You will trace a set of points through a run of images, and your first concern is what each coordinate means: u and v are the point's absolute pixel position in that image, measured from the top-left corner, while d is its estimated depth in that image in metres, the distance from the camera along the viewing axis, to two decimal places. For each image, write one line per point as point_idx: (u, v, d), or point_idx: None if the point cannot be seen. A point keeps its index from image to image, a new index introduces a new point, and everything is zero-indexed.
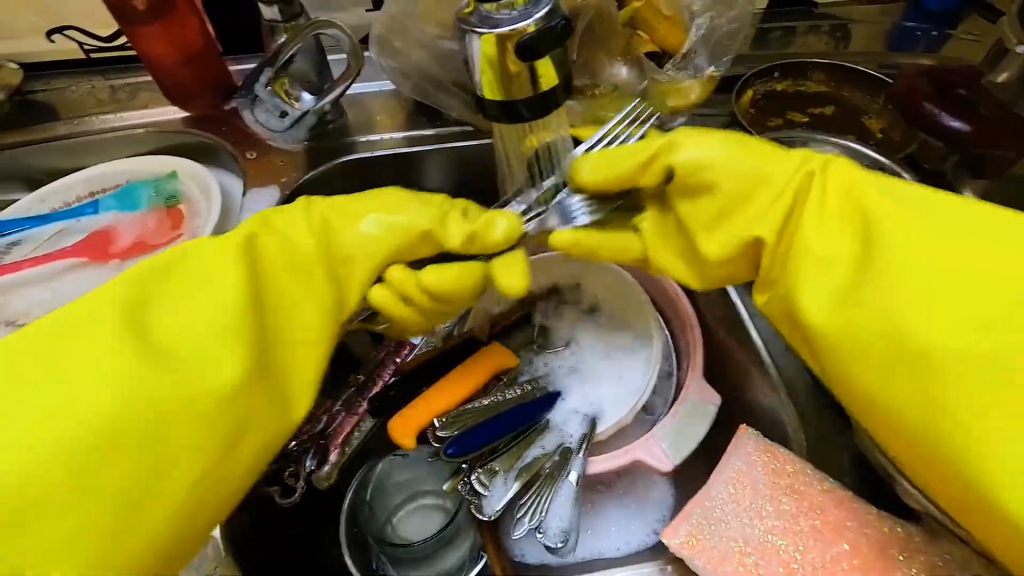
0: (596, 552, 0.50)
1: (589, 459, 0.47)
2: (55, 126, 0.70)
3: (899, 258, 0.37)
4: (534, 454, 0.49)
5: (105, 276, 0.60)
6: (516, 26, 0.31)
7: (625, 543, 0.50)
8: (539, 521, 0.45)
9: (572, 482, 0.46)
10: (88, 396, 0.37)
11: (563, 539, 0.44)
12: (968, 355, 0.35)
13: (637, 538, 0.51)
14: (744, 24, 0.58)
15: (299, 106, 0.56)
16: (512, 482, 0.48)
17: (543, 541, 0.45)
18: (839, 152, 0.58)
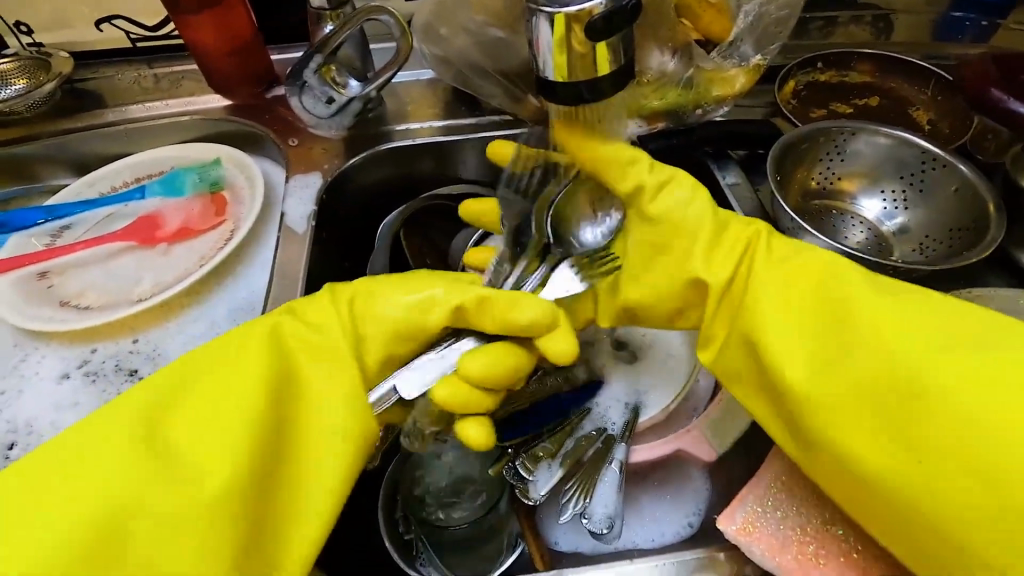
0: (630, 543, 0.50)
1: (632, 448, 0.47)
2: (104, 113, 0.71)
3: (851, 311, 0.35)
4: (576, 440, 0.49)
5: (152, 260, 0.62)
6: (585, 6, 0.31)
7: (659, 534, 0.51)
8: (583, 507, 0.45)
9: (616, 469, 0.46)
10: (201, 420, 0.36)
11: (608, 526, 0.43)
12: (936, 411, 0.33)
13: (673, 530, 0.51)
14: (794, 12, 0.57)
15: (346, 92, 0.56)
16: (556, 468, 0.47)
17: (588, 526, 0.44)
18: (890, 141, 0.55)
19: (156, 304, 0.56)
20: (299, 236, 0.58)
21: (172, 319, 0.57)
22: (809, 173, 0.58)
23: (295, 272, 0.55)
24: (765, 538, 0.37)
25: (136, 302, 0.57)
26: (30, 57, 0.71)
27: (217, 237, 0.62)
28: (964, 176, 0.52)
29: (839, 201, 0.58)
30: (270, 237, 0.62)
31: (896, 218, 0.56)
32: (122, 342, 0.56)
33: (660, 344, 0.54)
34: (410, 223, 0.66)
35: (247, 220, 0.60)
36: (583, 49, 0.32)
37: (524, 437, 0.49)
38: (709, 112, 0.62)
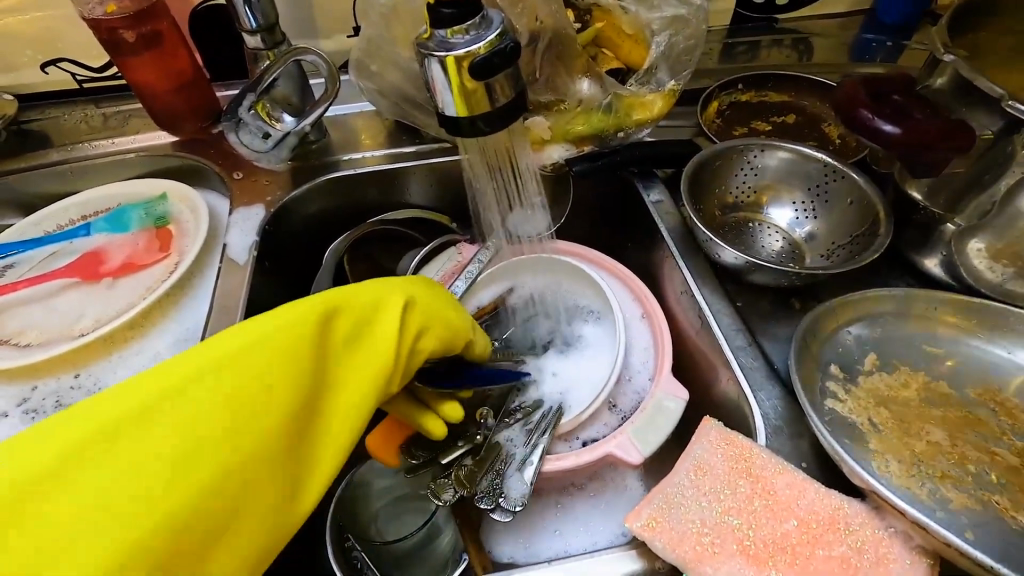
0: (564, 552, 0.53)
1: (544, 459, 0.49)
2: (49, 153, 0.72)
3: None
4: (505, 438, 0.51)
5: (95, 295, 0.62)
6: (470, 49, 0.33)
7: (591, 543, 0.53)
8: (499, 488, 0.48)
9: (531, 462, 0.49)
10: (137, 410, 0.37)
11: (523, 503, 0.47)
12: None
13: (605, 539, 0.53)
14: (701, 42, 0.62)
15: (281, 127, 0.59)
16: (517, 471, 0.48)
17: (505, 507, 0.47)
18: (789, 157, 0.60)
19: (98, 337, 0.56)
20: (240, 266, 0.59)
21: (115, 352, 0.58)
22: (726, 188, 0.62)
23: (235, 302, 0.56)
24: (666, 532, 0.37)
25: (77, 337, 0.57)
26: None
27: (161, 270, 0.63)
28: (859, 186, 0.56)
29: (754, 212, 0.62)
30: (213, 268, 0.64)
31: (805, 226, 0.60)
32: (64, 378, 0.56)
33: (584, 349, 0.59)
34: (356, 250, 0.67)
35: (190, 253, 0.61)
36: (473, 86, 0.35)
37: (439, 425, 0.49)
38: (632, 134, 0.64)
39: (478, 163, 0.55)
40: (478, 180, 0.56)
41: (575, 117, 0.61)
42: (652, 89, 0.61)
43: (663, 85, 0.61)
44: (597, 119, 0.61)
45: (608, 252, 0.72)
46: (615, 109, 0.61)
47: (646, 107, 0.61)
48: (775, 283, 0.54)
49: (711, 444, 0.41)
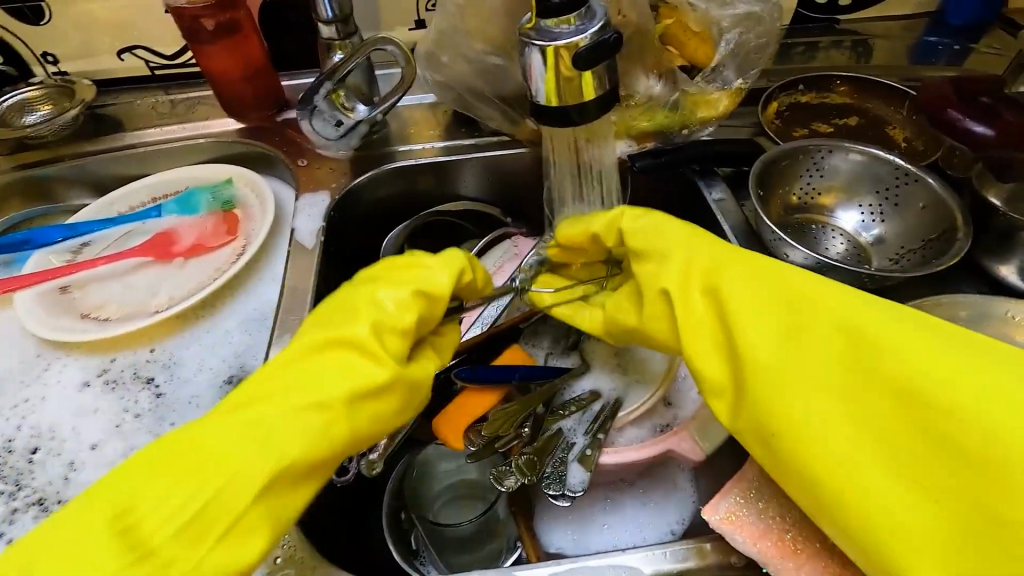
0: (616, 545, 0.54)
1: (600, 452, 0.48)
2: (123, 137, 0.75)
3: None
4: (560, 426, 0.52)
5: (167, 274, 0.64)
6: (573, 39, 0.34)
7: (642, 539, 0.54)
8: (558, 475, 0.49)
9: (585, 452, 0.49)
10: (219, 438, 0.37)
11: (584, 489, 0.48)
12: None
13: (655, 537, 0.54)
14: (771, 40, 0.61)
15: (354, 116, 0.61)
16: (572, 462, 0.49)
17: (566, 494, 0.48)
18: (862, 159, 0.59)
19: (173, 314, 0.59)
20: (307, 250, 0.61)
21: (188, 329, 0.60)
22: (791, 188, 0.61)
23: (304, 285, 0.58)
24: (746, 526, 0.37)
25: (155, 313, 0.59)
26: (55, 84, 0.75)
27: (229, 253, 0.65)
28: (935, 190, 0.56)
29: (819, 214, 0.61)
30: (280, 252, 0.65)
31: (873, 229, 0.59)
32: (141, 352, 0.59)
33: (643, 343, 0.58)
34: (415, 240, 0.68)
35: (259, 236, 0.63)
36: (570, 75, 0.36)
37: (503, 416, 0.51)
38: (695, 132, 0.65)
39: (557, 153, 0.56)
40: (556, 169, 0.57)
41: (643, 116, 0.62)
42: (718, 87, 0.61)
43: (730, 84, 0.62)
44: (663, 119, 0.62)
45: None
46: (681, 109, 0.62)
47: (710, 109, 0.63)
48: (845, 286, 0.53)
49: None
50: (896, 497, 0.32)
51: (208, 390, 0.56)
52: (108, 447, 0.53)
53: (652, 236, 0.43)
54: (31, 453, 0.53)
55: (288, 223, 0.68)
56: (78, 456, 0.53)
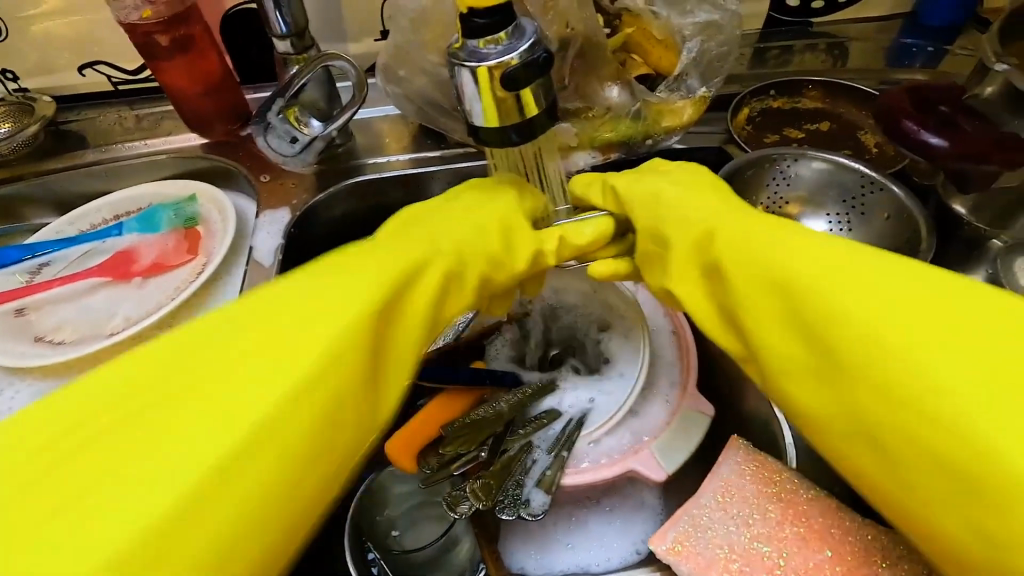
0: (579, 567, 0.53)
1: (564, 473, 0.48)
2: (85, 153, 0.74)
3: None
4: (518, 446, 0.50)
5: (127, 294, 0.64)
6: (502, 59, 0.33)
7: (604, 559, 0.53)
8: (518, 496, 0.48)
9: (546, 473, 0.48)
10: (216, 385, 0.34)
11: (544, 511, 0.47)
12: None
13: (618, 556, 0.53)
14: (733, 48, 0.60)
15: (309, 132, 0.59)
16: (532, 483, 0.48)
17: (525, 514, 0.47)
18: (824, 168, 0.58)
19: (128, 336, 0.58)
20: (266, 268, 0.60)
21: None
22: (757, 199, 0.60)
23: None
24: (693, 556, 0.37)
25: (109, 336, 0.58)
26: (16, 102, 0.74)
27: (190, 271, 0.64)
28: (899, 199, 0.55)
29: None
30: (241, 269, 0.64)
31: None
32: None
33: (609, 357, 0.56)
34: None
35: (217, 254, 0.61)
36: (504, 96, 0.34)
37: (470, 429, 0.50)
38: (660, 142, 0.63)
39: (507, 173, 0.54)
40: None
41: (604, 126, 0.61)
42: (681, 93, 0.60)
43: (694, 93, 0.60)
44: (625, 128, 0.61)
45: None
46: (642, 118, 0.60)
47: (675, 120, 0.61)
48: None
49: (739, 465, 0.41)
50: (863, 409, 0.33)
51: None
52: None
53: (642, 206, 0.44)
54: None
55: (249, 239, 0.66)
56: None
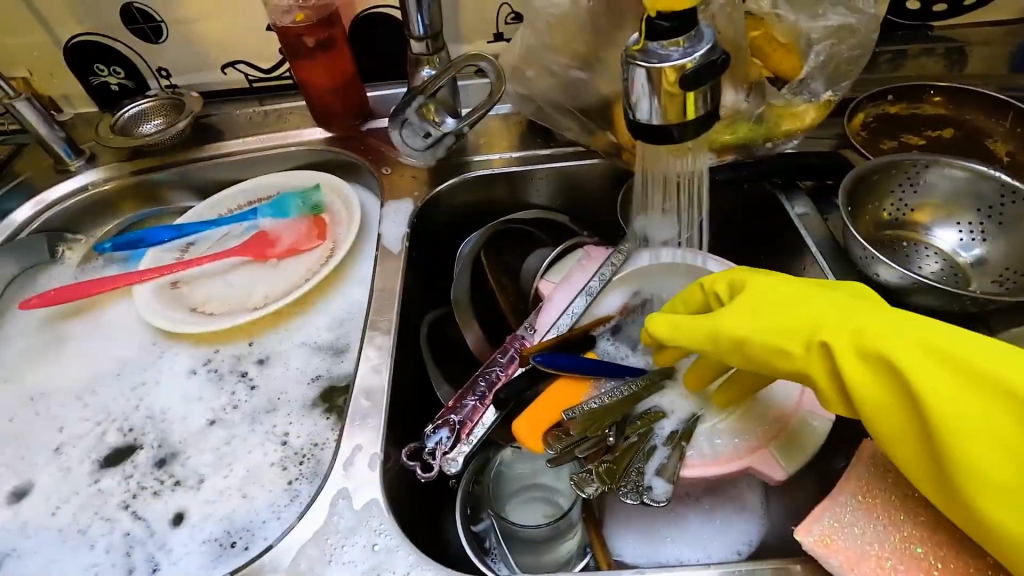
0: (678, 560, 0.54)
1: (683, 464, 0.49)
2: (225, 144, 0.82)
3: None
4: (635, 438, 0.52)
5: (264, 274, 0.70)
6: (681, 60, 0.35)
7: (705, 556, 0.54)
8: (640, 483, 0.49)
9: (666, 463, 0.50)
10: None
11: (667, 499, 0.48)
12: None
13: (719, 554, 0.54)
14: (866, 51, 0.60)
15: (441, 128, 0.64)
16: (654, 472, 0.50)
17: (647, 501, 0.48)
18: (964, 176, 0.56)
19: (271, 311, 0.63)
20: (394, 254, 0.64)
21: (283, 327, 0.64)
22: (881, 205, 0.59)
23: (391, 289, 0.60)
24: (842, 551, 0.37)
25: (253, 310, 0.64)
26: (167, 96, 0.82)
27: (318, 255, 0.70)
28: None
29: (914, 231, 0.59)
30: (366, 254, 0.69)
31: (974, 248, 0.57)
32: (242, 346, 0.64)
33: None
34: (491, 245, 0.69)
35: (348, 239, 0.67)
36: (677, 95, 0.36)
37: (594, 416, 0.51)
38: (779, 146, 0.63)
39: (653, 183, 0.57)
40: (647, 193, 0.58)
41: (725, 129, 0.61)
42: (808, 95, 0.60)
43: (819, 97, 0.61)
44: (749, 131, 0.61)
45: (738, 261, 0.70)
46: (764, 123, 0.61)
47: (799, 127, 0.62)
48: (944, 307, 0.52)
49: (879, 466, 0.41)
50: (934, 443, 0.35)
51: (301, 384, 0.60)
52: (212, 432, 0.58)
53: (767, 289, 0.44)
54: (147, 432, 0.59)
55: (374, 229, 0.71)
56: (186, 438, 0.58)
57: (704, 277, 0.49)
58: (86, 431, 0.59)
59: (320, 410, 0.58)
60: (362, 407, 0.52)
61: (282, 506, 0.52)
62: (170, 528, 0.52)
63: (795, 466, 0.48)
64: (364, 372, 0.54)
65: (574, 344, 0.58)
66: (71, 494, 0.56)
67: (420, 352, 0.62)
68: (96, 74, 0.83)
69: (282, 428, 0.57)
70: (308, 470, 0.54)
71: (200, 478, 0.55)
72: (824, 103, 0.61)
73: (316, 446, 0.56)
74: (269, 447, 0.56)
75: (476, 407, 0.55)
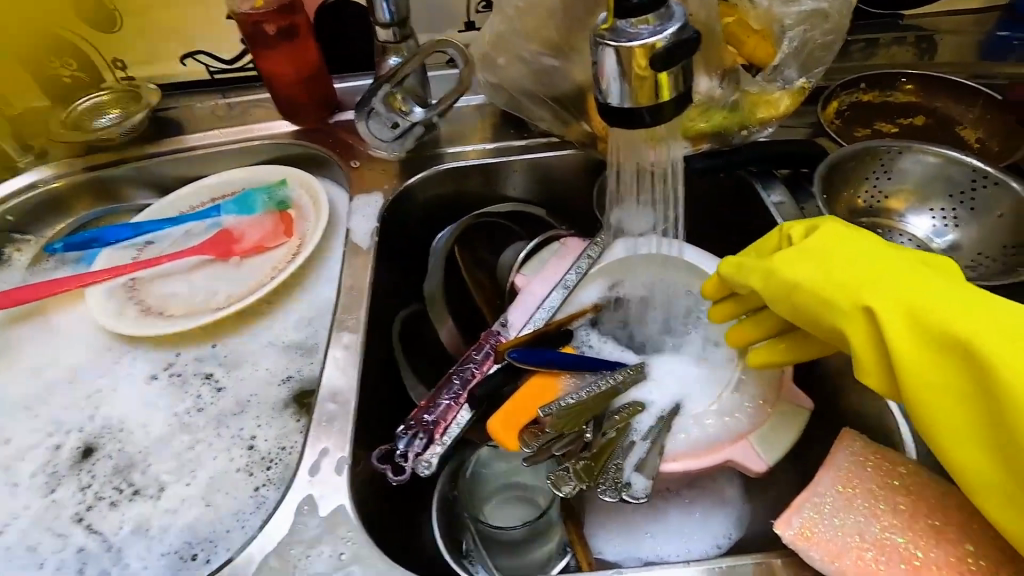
0: (658, 556, 0.53)
1: (663, 459, 0.48)
2: (185, 139, 0.78)
3: None
4: (614, 433, 0.51)
5: (228, 273, 0.66)
6: (652, 39, 0.33)
7: (686, 551, 0.53)
8: (620, 478, 0.48)
9: (647, 457, 0.48)
10: None
11: (647, 495, 0.47)
12: None
13: (699, 548, 0.54)
14: (839, 37, 0.59)
15: (409, 118, 0.62)
16: (635, 467, 0.48)
17: (627, 497, 0.47)
18: (936, 162, 0.56)
19: (234, 312, 0.60)
20: (363, 250, 0.61)
21: (247, 328, 0.62)
22: (857, 193, 0.59)
23: (360, 286, 0.58)
24: (822, 543, 0.36)
25: (215, 311, 0.61)
26: (122, 89, 0.78)
27: (286, 252, 0.67)
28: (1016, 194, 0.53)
29: (889, 218, 0.59)
30: (334, 252, 0.67)
31: (947, 234, 0.57)
32: (204, 349, 0.60)
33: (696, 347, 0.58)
34: (466, 239, 0.67)
35: (315, 235, 0.64)
36: (649, 78, 0.35)
37: (572, 413, 0.50)
38: (753, 134, 0.63)
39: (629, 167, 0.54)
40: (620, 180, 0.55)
41: (701, 116, 0.60)
42: (784, 80, 0.60)
43: (792, 84, 0.60)
44: (724, 118, 0.61)
45: (715, 252, 0.69)
46: (739, 110, 0.61)
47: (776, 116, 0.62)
48: None
49: (859, 455, 0.40)
50: (991, 417, 0.35)
51: (266, 387, 0.57)
52: (174, 440, 0.55)
53: (844, 246, 0.44)
54: (102, 443, 0.55)
55: (343, 224, 0.69)
56: (144, 447, 0.55)
57: (783, 222, 0.49)
58: (37, 442, 0.56)
59: (288, 413, 0.55)
60: (329, 410, 0.49)
61: (248, 515, 0.50)
62: (127, 542, 0.49)
63: (774, 457, 0.47)
64: (332, 374, 0.51)
65: (550, 338, 0.56)
66: (20, 510, 0.52)
67: (393, 351, 0.60)
68: (45, 66, 0.78)
69: (247, 433, 0.54)
70: (276, 476, 0.52)
71: (160, 489, 0.52)
72: (798, 89, 0.61)
73: (284, 450, 0.53)
74: (233, 453, 0.53)
75: (449, 407, 0.53)
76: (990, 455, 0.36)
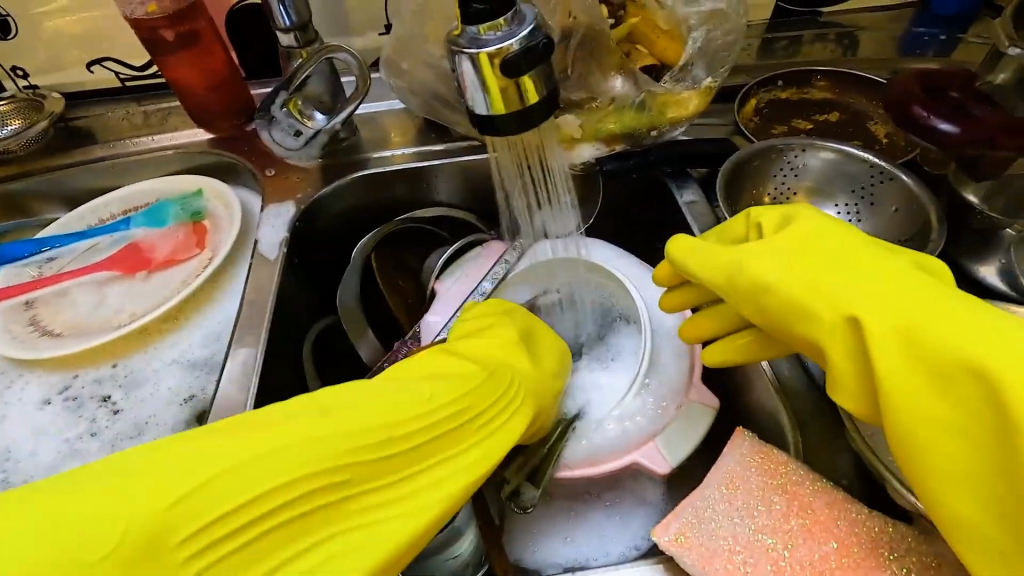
0: (580, 560, 0.52)
1: (569, 465, 0.48)
2: (93, 150, 0.75)
3: None
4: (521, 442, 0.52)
5: (134, 289, 0.64)
6: (502, 45, 0.33)
7: (603, 554, 0.52)
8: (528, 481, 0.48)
9: (555, 461, 0.48)
10: None
11: (554, 499, 0.47)
12: None
13: (616, 551, 0.53)
14: (739, 37, 0.59)
15: (313, 125, 0.60)
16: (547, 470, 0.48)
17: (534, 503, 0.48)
18: (830, 157, 0.57)
19: (134, 330, 0.58)
20: (269, 260, 0.60)
21: (150, 345, 0.60)
22: (764, 188, 0.59)
23: (264, 300, 0.56)
24: (694, 548, 0.38)
25: (114, 330, 0.59)
26: (24, 99, 0.75)
27: (196, 265, 0.65)
28: (908, 187, 0.54)
29: None
30: (245, 263, 0.65)
31: None
32: (103, 369, 0.58)
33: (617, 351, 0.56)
34: (384, 248, 0.65)
35: (224, 247, 0.62)
36: (505, 84, 0.34)
37: None
38: (665, 134, 0.62)
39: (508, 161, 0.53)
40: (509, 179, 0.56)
41: (607, 117, 0.60)
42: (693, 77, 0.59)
43: (699, 83, 0.59)
44: (630, 118, 0.60)
45: (638, 252, 0.69)
46: (647, 111, 0.60)
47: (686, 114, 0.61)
48: None
49: (745, 457, 0.42)
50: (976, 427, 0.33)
51: (167, 407, 0.56)
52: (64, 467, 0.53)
53: (816, 241, 0.42)
54: None
55: (254, 234, 0.66)
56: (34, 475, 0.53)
57: (753, 209, 0.47)
58: None
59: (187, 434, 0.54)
60: None
61: None
62: None
63: (677, 457, 0.48)
64: (228, 392, 0.50)
65: None
66: None
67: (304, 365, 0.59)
68: None
69: None
70: None
71: None
72: (706, 89, 0.60)
73: None
74: None
75: None
76: (971, 466, 0.34)
